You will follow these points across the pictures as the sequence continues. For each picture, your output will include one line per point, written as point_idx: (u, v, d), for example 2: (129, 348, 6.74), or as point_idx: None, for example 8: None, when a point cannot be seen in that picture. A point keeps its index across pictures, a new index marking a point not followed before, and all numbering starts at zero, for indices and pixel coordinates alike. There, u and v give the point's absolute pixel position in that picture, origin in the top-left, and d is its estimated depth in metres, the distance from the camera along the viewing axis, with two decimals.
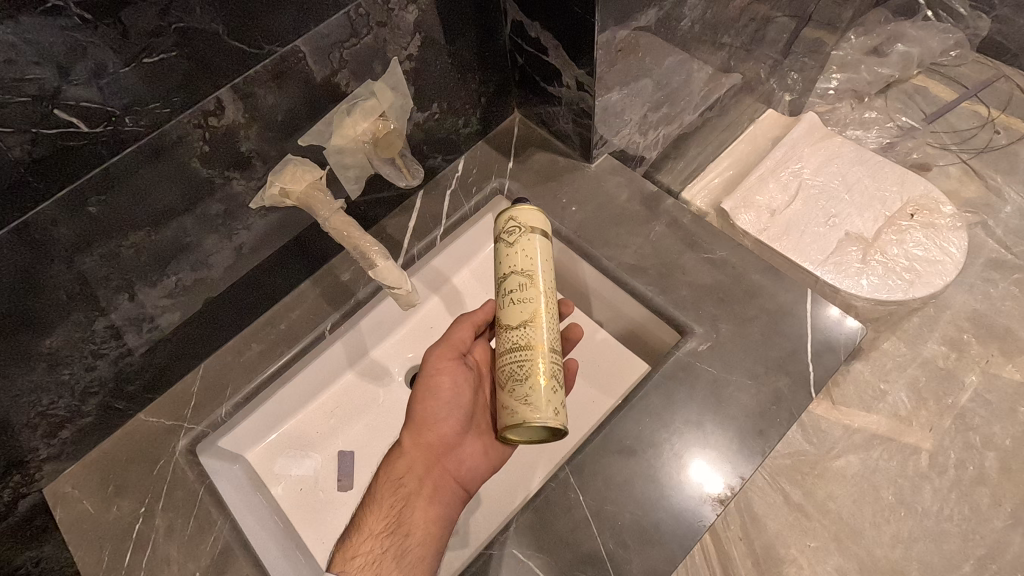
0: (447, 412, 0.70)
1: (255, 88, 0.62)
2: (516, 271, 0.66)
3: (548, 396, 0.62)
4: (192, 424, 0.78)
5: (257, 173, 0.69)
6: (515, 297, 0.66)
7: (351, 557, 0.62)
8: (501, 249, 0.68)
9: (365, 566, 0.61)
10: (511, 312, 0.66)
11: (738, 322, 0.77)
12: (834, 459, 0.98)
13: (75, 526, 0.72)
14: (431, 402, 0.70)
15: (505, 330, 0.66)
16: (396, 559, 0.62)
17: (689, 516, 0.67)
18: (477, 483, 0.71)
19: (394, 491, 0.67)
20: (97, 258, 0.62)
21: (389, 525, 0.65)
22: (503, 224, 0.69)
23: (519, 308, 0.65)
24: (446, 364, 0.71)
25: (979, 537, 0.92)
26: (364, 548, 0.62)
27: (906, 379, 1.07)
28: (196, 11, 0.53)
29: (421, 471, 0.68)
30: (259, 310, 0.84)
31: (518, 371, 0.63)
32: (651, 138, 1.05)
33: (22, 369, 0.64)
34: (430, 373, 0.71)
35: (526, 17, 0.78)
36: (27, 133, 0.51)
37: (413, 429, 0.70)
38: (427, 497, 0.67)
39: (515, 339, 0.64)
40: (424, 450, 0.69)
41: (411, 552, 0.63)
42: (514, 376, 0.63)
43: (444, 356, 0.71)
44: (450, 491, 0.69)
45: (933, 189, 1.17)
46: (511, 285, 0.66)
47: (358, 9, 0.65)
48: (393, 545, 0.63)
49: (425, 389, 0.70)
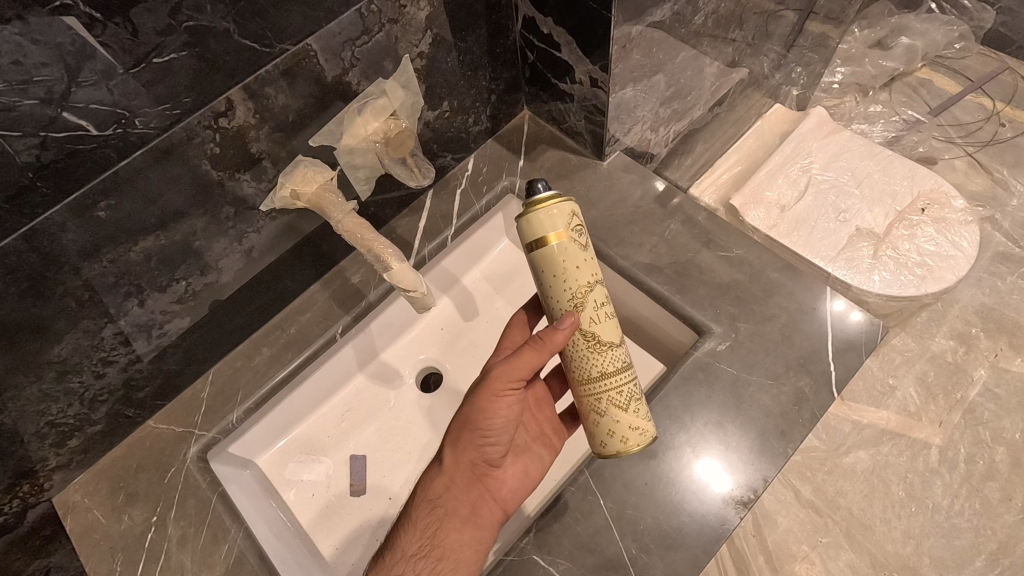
0: (495, 437, 0.65)
1: (266, 88, 0.61)
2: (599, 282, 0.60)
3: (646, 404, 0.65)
4: (203, 431, 0.77)
5: (268, 174, 0.68)
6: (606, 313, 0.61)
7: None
8: (571, 258, 0.58)
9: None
10: (604, 328, 0.60)
11: (756, 321, 0.76)
12: (844, 456, 0.96)
13: (86, 536, 0.70)
14: (481, 427, 0.63)
15: (604, 354, 0.61)
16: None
17: (711, 520, 0.65)
18: (514, 502, 0.69)
19: (429, 510, 0.64)
20: (107, 264, 0.61)
21: (422, 546, 0.62)
22: (567, 222, 0.58)
23: (613, 325, 0.61)
24: (506, 390, 0.63)
25: (991, 532, 0.91)
26: (395, 571, 0.60)
27: (915, 374, 1.06)
28: (206, 9, 0.51)
29: (460, 491, 0.65)
30: (270, 313, 0.83)
31: (631, 393, 0.62)
32: (661, 135, 1.04)
33: (29, 378, 0.62)
34: (485, 396, 0.62)
35: (538, 12, 0.76)
36: (35, 137, 0.49)
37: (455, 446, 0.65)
38: (464, 520, 0.64)
39: (618, 360, 0.61)
40: (466, 471, 0.65)
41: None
42: (628, 401, 0.61)
43: (508, 382, 0.62)
44: (488, 514, 0.66)
45: (943, 183, 1.16)
46: (594, 298, 0.60)
47: (369, 6, 0.63)
48: (425, 568, 0.60)
49: (477, 413, 0.63)
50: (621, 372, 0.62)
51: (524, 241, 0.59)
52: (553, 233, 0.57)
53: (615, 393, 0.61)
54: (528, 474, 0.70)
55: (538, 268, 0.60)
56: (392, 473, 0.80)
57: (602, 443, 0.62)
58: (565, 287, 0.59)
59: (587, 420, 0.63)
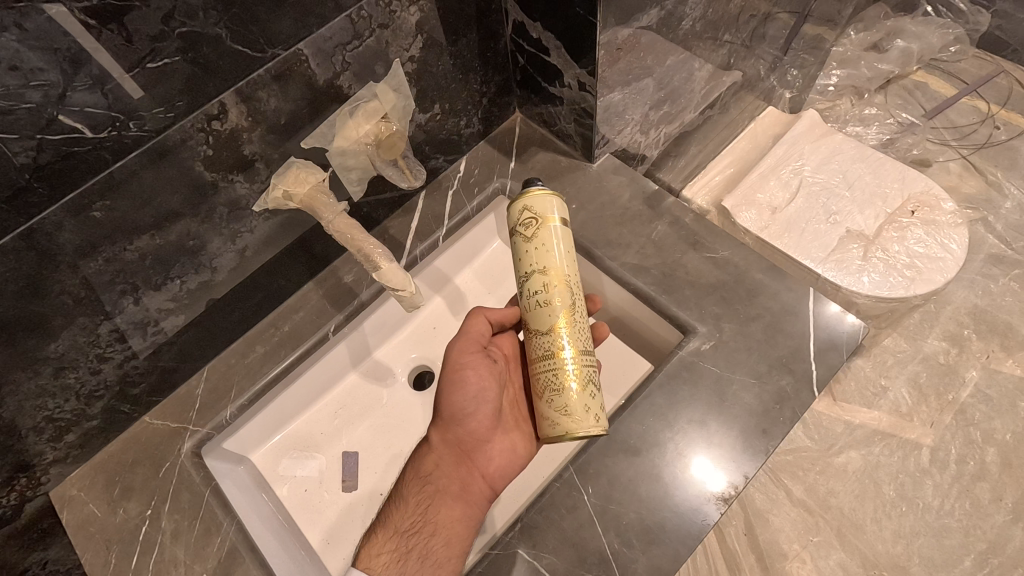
0: (473, 410, 0.70)
1: (258, 92, 0.62)
2: (539, 269, 0.63)
3: (582, 404, 0.61)
4: (197, 426, 0.79)
5: (261, 175, 0.69)
6: (542, 299, 0.63)
7: (376, 556, 0.64)
8: (518, 245, 0.65)
9: (389, 564, 0.63)
10: (542, 312, 0.63)
11: (740, 321, 0.77)
12: (835, 455, 0.98)
13: (82, 529, 0.72)
14: (457, 401, 0.70)
15: (535, 339, 0.64)
16: (420, 559, 0.63)
17: (693, 515, 0.67)
18: (507, 479, 0.71)
19: (420, 489, 0.69)
20: (103, 263, 0.62)
21: (413, 523, 0.66)
22: (517, 216, 0.65)
23: (545, 313, 0.63)
24: (470, 361, 0.72)
25: (981, 532, 0.92)
26: (388, 546, 0.64)
27: (907, 375, 1.08)
28: (199, 16, 0.53)
29: (448, 469, 0.69)
30: (263, 311, 0.85)
31: (549, 382, 0.62)
32: (652, 137, 1.05)
33: (27, 374, 0.64)
34: (455, 372, 0.71)
35: (527, 17, 0.78)
36: (32, 140, 0.51)
37: (441, 428, 0.72)
38: (454, 494, 0.68)
39: (545, 348, 0.63)
40: (452, 448, 0.71)
41: (434, 552, 0.64)
42: (553, 386, 0.62)
43: (464, 352, 0.72)
44: (479, 489, 0.69)
45: (933, 186, 1.17)
46: (538, 283, 0.63)
47: (360, 11, 0.64)
48: (417, 544, 0.64)
49: (450, 389, 0.71)
50: (544, 360, 0.63)
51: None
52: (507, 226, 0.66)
53: (538, 378, 0.64)
54: (519, 452, 0.72)
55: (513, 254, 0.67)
56: (384, 469, 0.82)
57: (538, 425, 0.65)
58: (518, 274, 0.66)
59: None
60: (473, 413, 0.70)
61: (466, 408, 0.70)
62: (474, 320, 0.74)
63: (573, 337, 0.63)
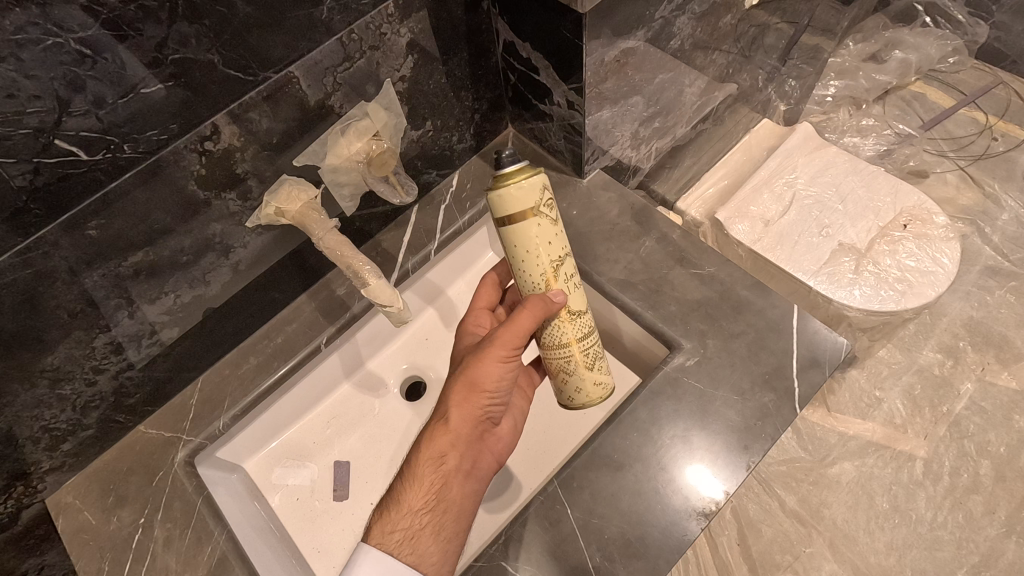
0: (500, 392, 0.68)
1: (250, 113, 0.64)
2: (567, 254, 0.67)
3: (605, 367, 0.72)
4: (191, 436, 0.80)
5: (253, 193, 0.71)
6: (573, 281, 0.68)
7: (390, 531, 0.62)
8: (546, 229, 0.64)
9: (404, 540, 0.62)
10: (575, 295, 0.68)
11: (724, 337, 0.78)
12: (829, 466, 1.07)
13: (77, 536, 0.74)
14: (488, 381, 0.67)
15: (570, 323, 0.68)
16: (433, 535, 0.63)
17: (674, 529, 0.68)
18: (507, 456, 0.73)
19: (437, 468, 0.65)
20: (99, 278, 0.64)
21: (429, 501, 0.64)
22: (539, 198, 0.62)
23: (577, 294, 0.68)
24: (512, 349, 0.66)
25: (973, 545, 0.99)
26: (402, 523, 0.62)
27: (901, 387, 1.15)
28: (192, 43, 0.55)
29: (465, 449, 0.66)
30: (257, 323, 0.86)
31: (589, 357, 0.70)
32: (644, 151, 1.07)
33: (24, 385, 0.66)
34: (489, 352, 0.66)
35: (517, 37, 0.79)
36: (29, 163, 0.53)
37: (462, 407, 0.66)
38: (466, 473, 0.67)
39: (583, 328, 0.69)
40: (471, 427, 0.67)
41: (446, 529, 0.64)
42: (592, 362, 0.70)
43: (513, 341, 0.66)
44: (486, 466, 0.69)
45: (926, 200, 1.16)
46: (568, 267, 0.67)
47: (350, 34, 0.66)
48: (431, 521, 0.63)
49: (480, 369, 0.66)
50: (582, 339, 0.69)
51: (494, 219, 0.63)
52: (523, 210, 0.62)
53: (580, 358, 0.69)
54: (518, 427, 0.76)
55: (512, 238, 0.64)
56: (375, 478, 0.83)
57: (568, 399, 0.71)
58: (540, 261, 0.65)
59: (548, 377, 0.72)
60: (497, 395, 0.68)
61: (491, 390, 0.67)
62: (527, 315, 0.64)
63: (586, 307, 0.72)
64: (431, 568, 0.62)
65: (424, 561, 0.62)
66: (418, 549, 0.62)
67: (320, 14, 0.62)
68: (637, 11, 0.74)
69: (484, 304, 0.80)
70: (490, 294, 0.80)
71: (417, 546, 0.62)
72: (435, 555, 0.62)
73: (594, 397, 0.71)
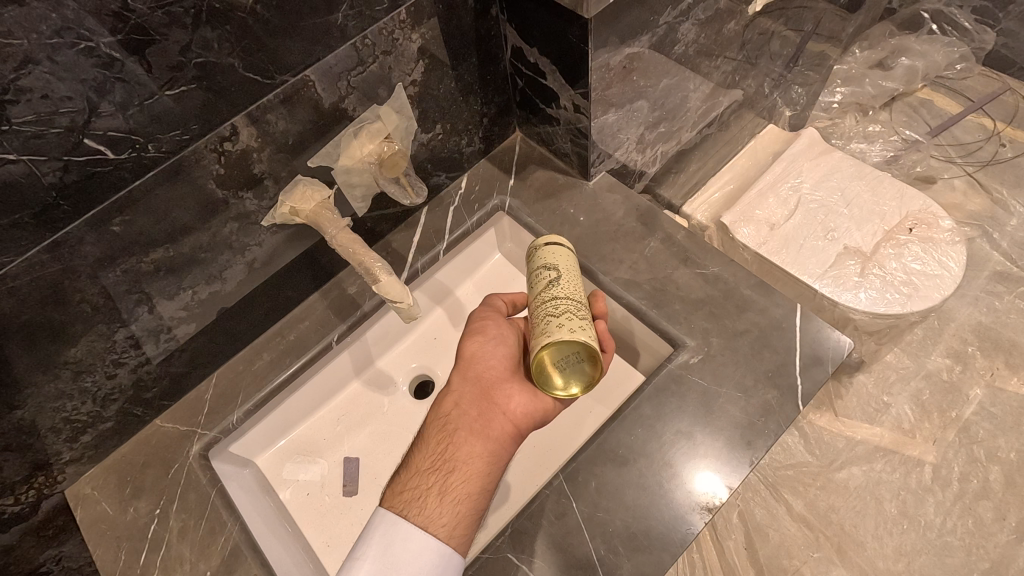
0: (494, 353, 0.75)
1: (267, 114, 0.66)
2: (533, 262, 0.73)
3: (555, 319, 0.64)
4: (206, 430, 0.82)
5: (269, 193, 0.73)
6: (534, 277, 0.71)
7: (399, 494, 0.67)
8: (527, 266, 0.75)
9: (411, 500, 0.65)
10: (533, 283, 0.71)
11: (728, 336, 0.80)
12: (837, 471, 1.08)
13: (94, 526, 0.76)
14: (478, 346, 0.75)
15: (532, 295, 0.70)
16: (439, 495, 0.65)
17: (677, 523, 0.69)
18: (526, 422, 0.71)
19: (440, 429, 0.70)
20: (121, 273, 0.66)
21: (434, 462, 0.67)
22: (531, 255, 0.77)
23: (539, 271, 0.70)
24: (488, 318, 0.78)
25: (983, 551, 1.00)
26: (411, 484, 0.67)
27: (909, 392, 1.16)
28: (214, 47, 0.57)
29: (467, 408, 0.71)
30: (270, 321, 0.89)
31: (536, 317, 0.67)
32: (649, 155, 1.09)
33: (48, 377, 0.68)
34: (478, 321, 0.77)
35: (525, 43, 0.81)
36: (59, 161, 0.55)
37: (459, 370, 0.74)
38: (474, 435, 0.69)
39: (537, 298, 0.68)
40: (473, 388, 0.72)
41: (452, 488, 0.65)
42: (536, 322, 0.66)
43: (486, 311, 0.78)
44: (500, 429, 0.70)
45: (932, 204, 1.15)
46: (533, 268, 0.72)
47: (364, 39, 0.69)
48: (437, 480, 0.66)
49: (471, 338, 0.76)
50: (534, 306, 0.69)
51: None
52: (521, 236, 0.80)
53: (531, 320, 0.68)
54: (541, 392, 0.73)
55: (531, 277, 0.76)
56: (384, 473, 0.84)
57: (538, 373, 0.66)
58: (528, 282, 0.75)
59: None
60: (492, 355, 0.75)
61: (486, 353, 0.74)
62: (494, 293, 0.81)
63: (563, 283, 0.68)
64: (438, 528, 0.63)
65: (431, 522, 0.63)
66: (425, 508, 0.64)
67: (335, 20, 0.64)
68: (641, 17, 0.76)
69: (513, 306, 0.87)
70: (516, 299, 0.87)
71: (424, 505, 0.64)
72: (443, 515, 0.64)
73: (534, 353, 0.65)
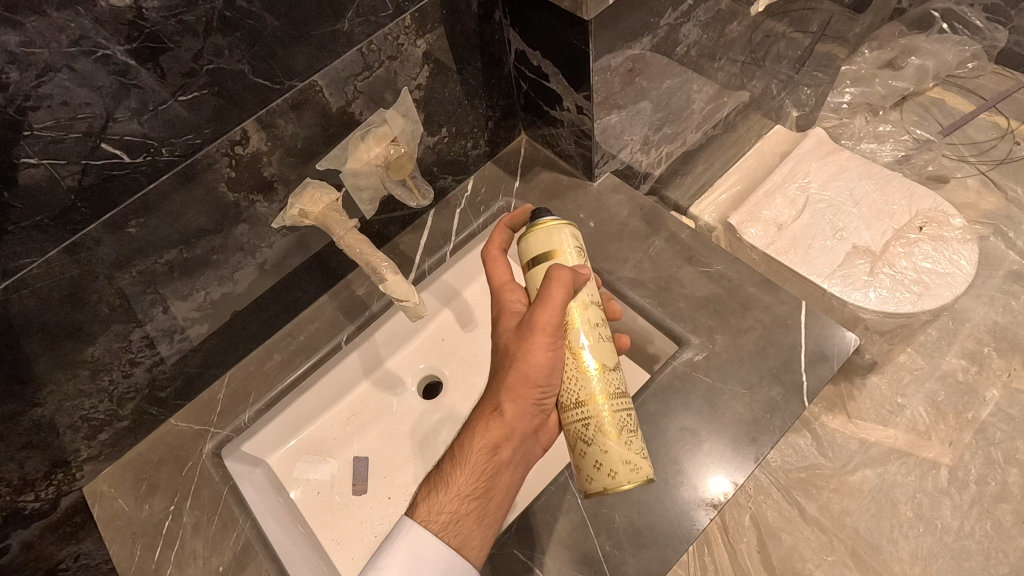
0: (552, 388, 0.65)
1: (277, 119, 0.68)
2: (593, 311, 0.66)
3: (637, 449, 0.63)
4: (218, 429, 0.84)
5: (279, 196, 0.76)
6: (597, 342, 0.65)
7: (434, 512, 0.62)
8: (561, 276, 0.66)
9: (449, 524, 0.61)
10: (598, 351, 0.65)
11: (733, 333, 0.80)
12: (851, 474, 1.07)
13: (111, 522, 0.78)
14: (540, 379, 0.63)
15: (593, 380, 0.64)
16: (478, 520, 0.62)
17: (681, 519, 0.69)
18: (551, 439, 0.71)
19: (489, 456, 0.63)
20: (136, 275, 0.68)
21: (478, 487, 0.63)
22: (566, 246, 0.67)
23: (605, 347, 0.65)
24: (555, 342, 0.63)
25: (1003, 555, 0.99)
26: (449, 506, 0.62)
27: (924, 394, 1.14)
28: (225, 54, 0.59)
29: (518, 441, 0.65)
30: (282, 322, 0.90)
31: (614, 426, 0.63)
32: (654, 156, 1.10)
33: (67, 376, 0.70)
34: (533, 339, 0.63)
35: (528, 46, 0.83)
36: (78, 165, 0.57)
37: (513, 397, 0.64)
38: (515, 464, 0.66)
39: (609, 388, 0.64)
40: (526, 422, 0.65)
41: (489, 514, 0.63)
42: (613, 432, 0.62)
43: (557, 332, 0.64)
44: (532, 454, 0.68)
45: (943, 202, 1.14)
46: (591, 323, 0.65)
47: (369, 45, 0.70)
48: (476, 507, 0.63)
49: (537, 365, 0.63)
50: (599, 403, 0.63)
51: (524, 262, 0.69)
52: (549, 249, 0.66)
53: (596, 422, 0.63)
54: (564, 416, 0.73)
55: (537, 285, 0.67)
56: (392, 473, 0.86)
57: (588, 480, 0.63)
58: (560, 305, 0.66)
59: (570, 451, 0.66)
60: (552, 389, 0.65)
61: (541, 383, 0.63)
62: (556, 288, 0.62)
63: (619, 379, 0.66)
64: (470, 554, 0.62)
65: (466, 546, 0.62)
66: (462, 533, 0.62)
67: (342, 28, 0.66)
68: (641, 19, 0.77)
69: (497, 245, 0.77)
70: (500, 236, 0.77)
71: (461, 530, 0.62)
72: (478, 540, 0.62)
73: (620, 477, 0.62)
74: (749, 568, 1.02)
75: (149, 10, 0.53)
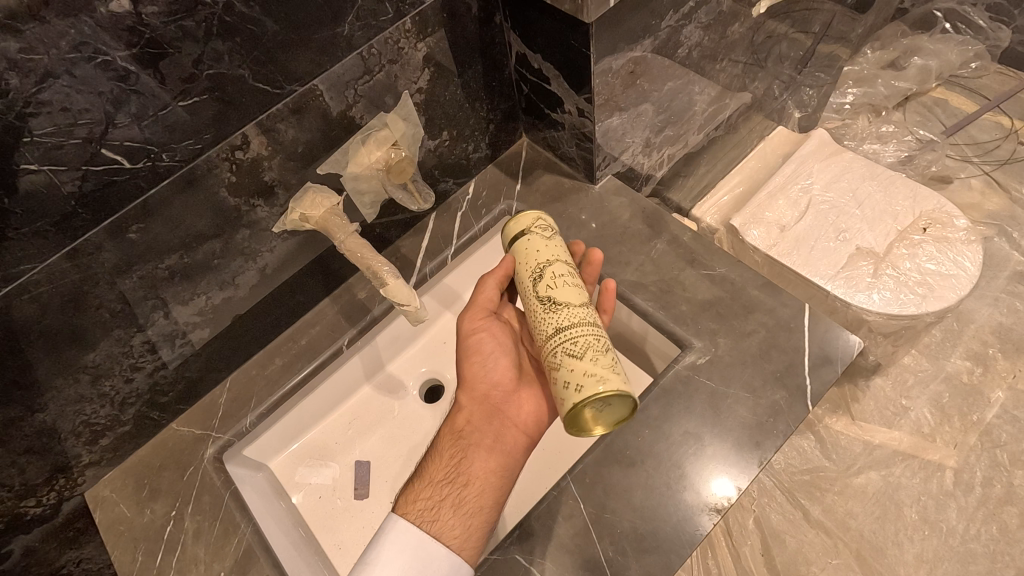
0: (493, 366, 0.72)
1: (277, 124, 0.68)
2: (556, 260, 0.66)
3: (607, 366, 0.59)
4: (219, 434, 0.84)
5: (280, 200, 0.75)
6: (560, 281, 0.64)
7: (412, 502, 0.66)
8: (524, 241, 0.68)
9: (424, 510, 0.64)
10: (561, 290, 0.64)
11: (736, 337, 0.79)
12: (856, 476, 1.07)
13: (112, 527, 0.77)
14: (476, 359, 0.73)
15: (556, 314, 0.63)
16: (454, 507, 0.64)
17: (684, 524, 0.69)
18: (538, 429, 0.71)
19: (453, 442, 0.69)
20: (137, 280, 0.68)
21: (448, 474, 0.66)
22: (530, 220, 0.69)
23: (570, 288, 0.64)
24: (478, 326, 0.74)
25: (1009, 558, 0.98)
26: (424, 493, 0.66)
27: (929, 396, 1.14)
28: (224, 59, 0.59)
29: (481, 424, 0.69)
30: (283, 327, 0.90)
31: (577, 346, 0.60)
32: (655, 158, 1.09)
33: (68, 382, 0.70)
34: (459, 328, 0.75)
35: (528, 49, 0.83)
36: (78, 171, 0.57)
37: (465, 390, 0.72)
38: (489, 450, 0.67)
39: (573, 317, 0.62)
40: (482, 403, 0.71)
41: (468, 501, 0.64)
42: (578, 352, 0.59)
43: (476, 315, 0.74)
44: (514, 444, 0.69)
45: (947, 203, 1.13)
46: (553, 270, 0.65)
47: (370, 49, 0.70)
48: (451, 493, 0.65)
49: (472, 350, 0.73)
50: (563, 331, 0.61)
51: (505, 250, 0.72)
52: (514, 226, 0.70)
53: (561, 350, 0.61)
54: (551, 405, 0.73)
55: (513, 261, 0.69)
56: (394, 476, 0.85)
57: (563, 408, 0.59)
58: (527, 269, 0.67)
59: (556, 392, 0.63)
60: (494, 369, 0.72)
61: (481, 363, 0.72)
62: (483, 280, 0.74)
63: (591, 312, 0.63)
64: (450, 540, 0.63)
65: (444, 533, 0.63)
66: (439, 520, 0.64)
67: (342, 32, 0.66)
68: (642, 21, 0.76)
69: None
70: None
71: (437, 517, 0.64)
72: (456, 524, 0.63)
73: (587, 389, 0.57)
74: (753, 570, 1.01)
75: (149, 16, 0.53)
